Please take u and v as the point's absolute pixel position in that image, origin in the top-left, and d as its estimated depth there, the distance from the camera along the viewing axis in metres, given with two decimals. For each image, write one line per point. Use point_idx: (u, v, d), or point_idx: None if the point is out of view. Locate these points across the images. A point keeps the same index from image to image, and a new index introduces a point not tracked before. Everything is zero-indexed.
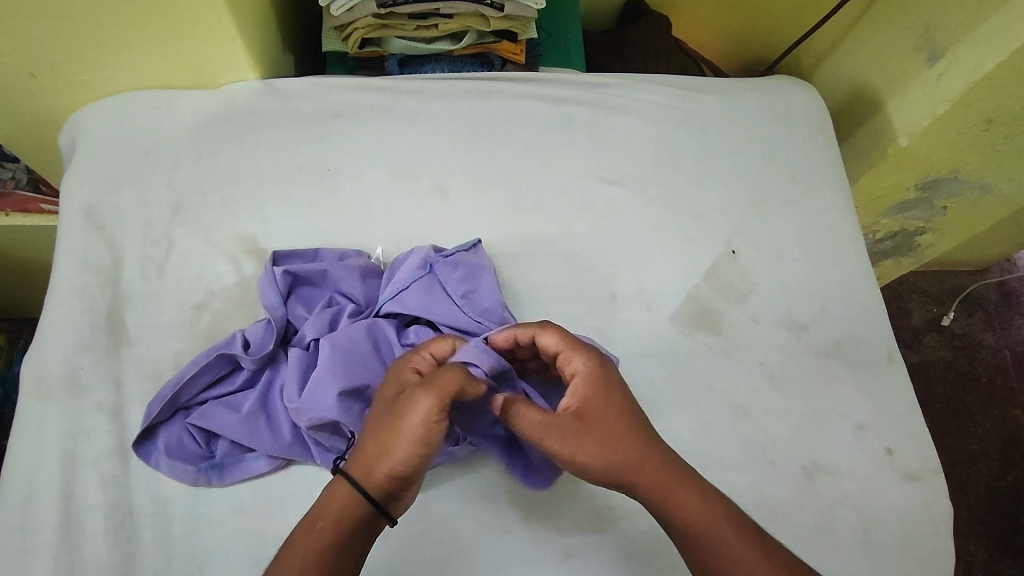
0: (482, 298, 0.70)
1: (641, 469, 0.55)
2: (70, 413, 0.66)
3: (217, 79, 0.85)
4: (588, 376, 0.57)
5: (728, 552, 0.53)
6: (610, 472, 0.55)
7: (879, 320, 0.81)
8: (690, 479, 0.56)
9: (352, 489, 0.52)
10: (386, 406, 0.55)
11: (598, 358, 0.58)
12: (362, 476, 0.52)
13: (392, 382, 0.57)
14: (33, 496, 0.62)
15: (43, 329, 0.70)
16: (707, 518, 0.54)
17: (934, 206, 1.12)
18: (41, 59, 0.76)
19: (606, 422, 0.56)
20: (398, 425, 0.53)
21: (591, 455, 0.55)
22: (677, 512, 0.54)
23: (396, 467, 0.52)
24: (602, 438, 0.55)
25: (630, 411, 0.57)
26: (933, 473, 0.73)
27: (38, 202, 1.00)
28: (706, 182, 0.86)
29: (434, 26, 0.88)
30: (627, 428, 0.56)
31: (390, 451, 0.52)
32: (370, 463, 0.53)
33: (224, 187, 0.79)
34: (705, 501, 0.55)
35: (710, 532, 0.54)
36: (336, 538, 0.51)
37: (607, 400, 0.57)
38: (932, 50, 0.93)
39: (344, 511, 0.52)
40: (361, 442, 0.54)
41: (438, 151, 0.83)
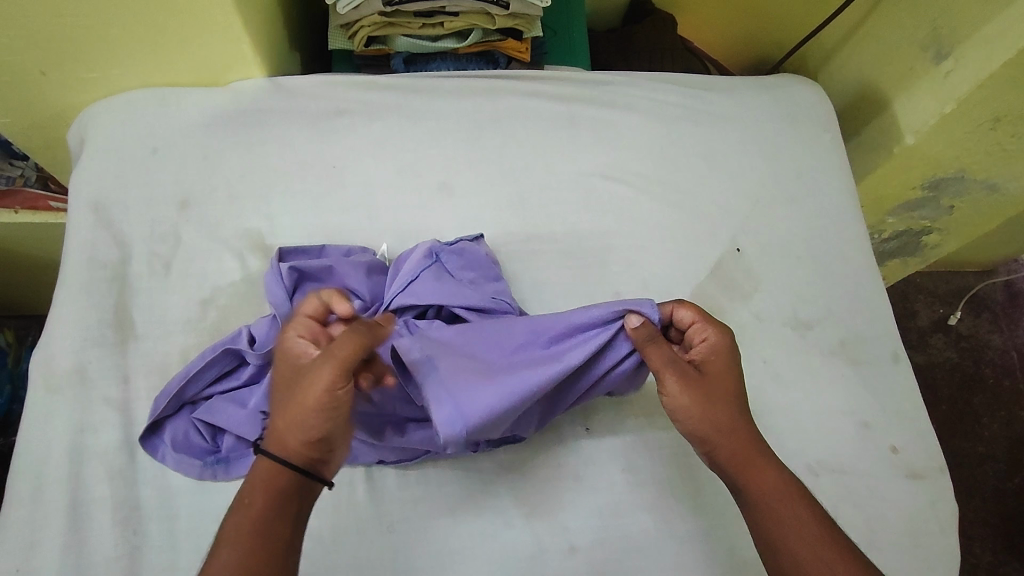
0: (489, 284, 0.71)
1: (728, 434, 0.58)
2: (78, 407, 0.66)
3: (224, 77, 0.86)
4: (717, 346, 0.61)
5: (789, 529, 0.54)
6: (699, 423, 0.58)
7: (884, 318, 0.81)
8: (767, 457, 0.58)
9: (274, 461, 0.53)
10: (289, 384, 0.56)
11: (727, 336, 0.61)
12: (282, 448, 0.53)
13: (294, 361, 0.57)
14: (41, 489, 0.63)
15: (51, 324, 0.71)
16: (779, 493, 0.56)
17: (940, 206, 1.12)
18: (50, 58, 0.77)
19: (722, 385, 0.59)
20: (301, 399, 0.53)
21: (693, 398, 0.58)
22: (751, 481, 0.57)
23: (304, 433, 0.53)
24: (711, 393, 0.59)
25: (738, 388, 0.60)
26: (938, 472, 0.73)
27: (46, 199, 1.01)
28: (711, 180, 0.86)
29: (439, 24, 0.88)
30: (734, 395, 0.60)
31: (298, 422, 0.53)
32: (288, 434, 0.53)
33: (231, 184, 0.80)
34: (779, 482, 0.56)
35: (783, 509, 0.55)
36: (270, 512, 0.52)
37: (727, 369, 0.60)
38: (938, 48, 0.92)
39: (271, 484, 0.53)
40: (273, 421, 0.55)
41: (443, 149, 0.84)
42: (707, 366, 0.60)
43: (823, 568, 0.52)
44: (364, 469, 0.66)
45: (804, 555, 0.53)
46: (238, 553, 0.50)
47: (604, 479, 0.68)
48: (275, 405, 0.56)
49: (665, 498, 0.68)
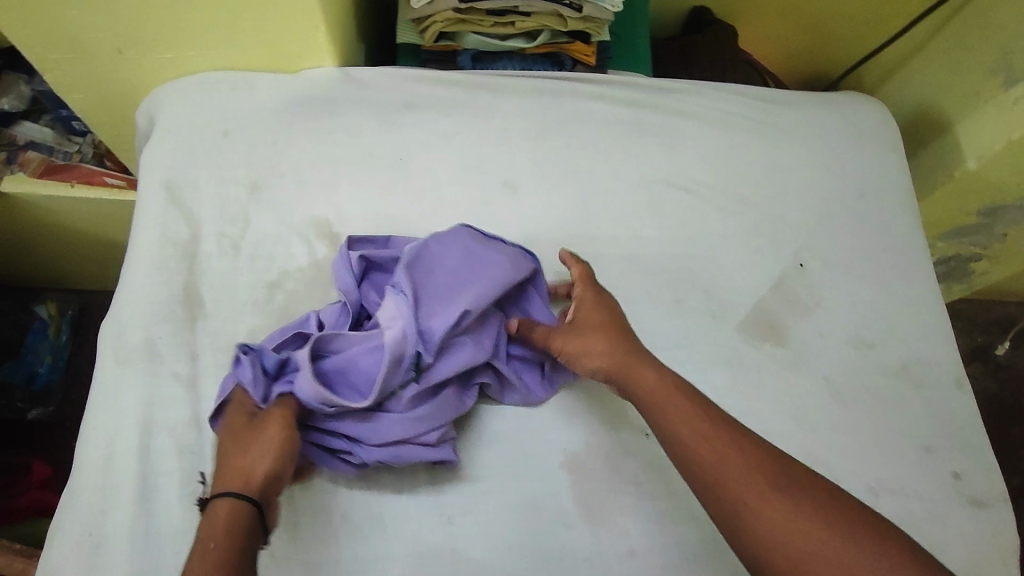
0: (478, 265, 0.68)
1: (607, 356, 0.64)
2: (148, 380, 0.67)
3: (295, 63, 0.87)
4: (585, 297, 0.69)
5: (678, 417, 0.57)
6: (583, 356, 0.65)
7: (946, 342, 0.80)
8: (648, 361, 0.62)
9: (231, 500, 0.53)
10: (235, 429, 0.59)
11: (592, 288, 0.69)
12: (237, 487, 0.54)
13: (232, 411, 0.61)
14: (111, 459, 0.63)
15: (123, 298, 0.72)
16: (660, 392, 0.60)
17: (994, 233, 1.10)
18: (129, 36, 0.78)
19: (594, 317, 0.67)
20: (260, 437, 0.58)
21: (570, 343, 0.65)
22: (637, 385, 0.61)
23: (266, 466, 0.56)
24: (586, 327, 0.66)
25: (613, 320, 0.66)
26: (999, 501, 0.72)
27: (101, 176, 1.03)
28: (775, 193, 0.85)
29: (510, 23, 0.88)
30: (608, 321, 0.66)
31: (257, 459, 0.56)
32: (242, 475, 0.55)
33: (300, 170, 0.81)
34: (663, 379, 0.60)
35: (664, 399, 0.59)
36: (234, 544, 0.51)
37: (598, 311, 0.67)
38: (1009, 73, 0.91)
39: (231, 520, 0.52)
40: (222, 470, 0.56)
41: (509, 148, 0.84)
42: (580, 310, 0.68)
43: (718, 447, 0.54)
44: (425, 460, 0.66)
45: (701, 443, 0.55)
46: None
47: (663, 486, 0.67)
48: (226, 449, 0.58)
49: None
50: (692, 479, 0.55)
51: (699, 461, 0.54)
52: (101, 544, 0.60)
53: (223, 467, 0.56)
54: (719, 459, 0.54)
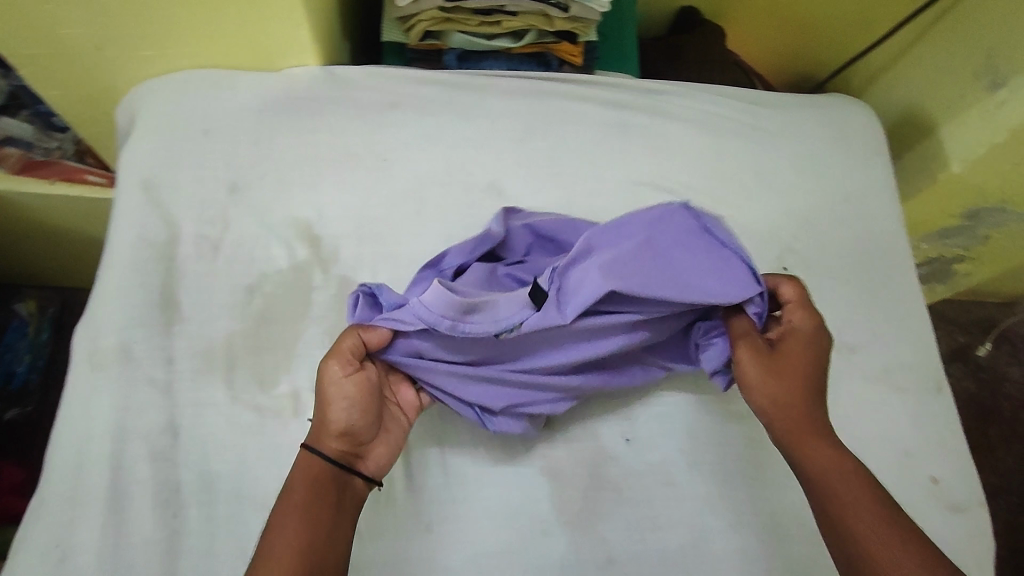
0: (693, 262, 0.64)
1: (785, 408, 0.60)
2: (123, 385, 0.66)
3: (278, 62, 0.85)
4: (800, 327, 0.63)
5: (844, 503, 0.54)
6: (761, 398, 0.61)
7: (927, 347, 0.80)
8: (826, 437, 0.59)
9: (310, 459, 0.56)
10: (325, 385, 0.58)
11: (813, 321, 0.63)
12: (327, 450, 0.57)
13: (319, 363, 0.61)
14: (83, 467, 0.62)
15: (97, 301, 0.71)
16: (834, 471, 0.56)
17: (976, 236, 1.10)
18: (107, 34, 0.77)
19: (795, 361, 0.62)
20: (324, 395, 0.58)
21: (761, 378, 0.61)
22: (807, 458, 0.58)
23: (335, 422, 0.57)
24: (778, 368, 0.61)
25: (814, 367, 0.62)
26: (977, 505, 0.72)
27: (84, 173, 1.02)
28: (760, 196, 0.85)
29: (496, 23, 0.87)
30: (806, 372, 0.61)
31: (326, 416, 0.57)
32: (319, 431, 0.57)
33: (281, 171, 0.80)
34: (838, 457, 0.57)
35: (836, 481, 0.56)
36: (312, 503, 0.54)
37: (802, 351, 0.62)
38: (993, 77, 0.91)
39: (310, 479, 0.55)
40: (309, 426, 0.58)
41: (493, 149, 0.83)
42: (785, 344, 0.63)
43: (884, 545, 0.51)
44: (405, 467, 0.66)
45: (865, 536, 0.52)
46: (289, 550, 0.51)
47: (643, 492, 0.67)
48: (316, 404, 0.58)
49: (704, 515, 0.67)
50: (838, 558, 0.53)
51: (853, 539, 0.52)
52: (71, 553, 0.59)
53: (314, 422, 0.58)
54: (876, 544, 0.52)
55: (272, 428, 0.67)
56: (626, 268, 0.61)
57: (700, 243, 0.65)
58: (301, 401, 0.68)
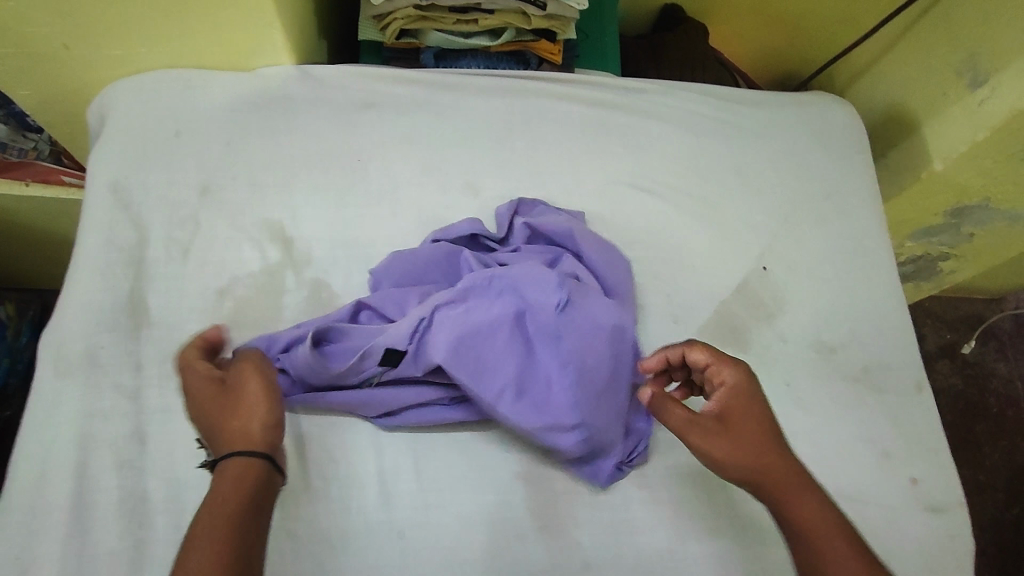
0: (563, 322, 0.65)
1: (766, 467, 0.56)
2: (89, 392, 0.65)
3: (251, 62, 0.84)
4: (733, 382, 0.60)
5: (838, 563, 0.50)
6: (734, 464, 0.56)
7: (907, 346, 0.80)
8: (808, 488, 0.55)
9: (235, 459, 0.51)
10: (216, 396, 0.56)
11: (746, 374, 0.60)
12: (244, 445, 0.52)
13: (206, 377, 0.58)
14: (47, 476, 0.61)
15: (63, 305, 0.70)
16: (823, 530, 0.52)
17: (960, 233, 1.10)
18: (74, 33, 0.75)
19: (747, 423, 0.58)
20: (243, 394, 0.55)
21: (721, 450, 0.56)
22: (795, 517, 0.54)
23: (261, 420, 0.54)
24: (736, 436, 0.57)
25: (769, 421, 0.58)
26: (955, 505, 0.72)
27: (59, 173, 0.99)
28: (739, 196, 0.85)
29: (473, 21, 0.86)
30: (762, 431, 0.57)
31: (248, 415, 0.54)
32: (241, 434, 0.53)
33: (254, 172, 0.78)
34: (824, 511, 0.54)
35: (825, 541, 0.52)
36: (246, 505, 0.49)
37: (747, 410, 0.58)
38: (975, 75, 0.91)
39: (240, 478, 0.50)
40: (218, 432, 0.54)
41: (470, 149, 0.82)
42: (728, 407, 0.59)
43: None
44: (378, 473, 0.65)
45: None
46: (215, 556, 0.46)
47: (619, 496, 0.67)
48: (208, 417, 0.55)
49: (680, 518, 0.67)
50: None
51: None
52: (33, 564, 0.58)
53: (224, 433, 0.54)
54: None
55: None
56: (482, 334, 0.64)
57: (576, 309, 0.66)
58: None
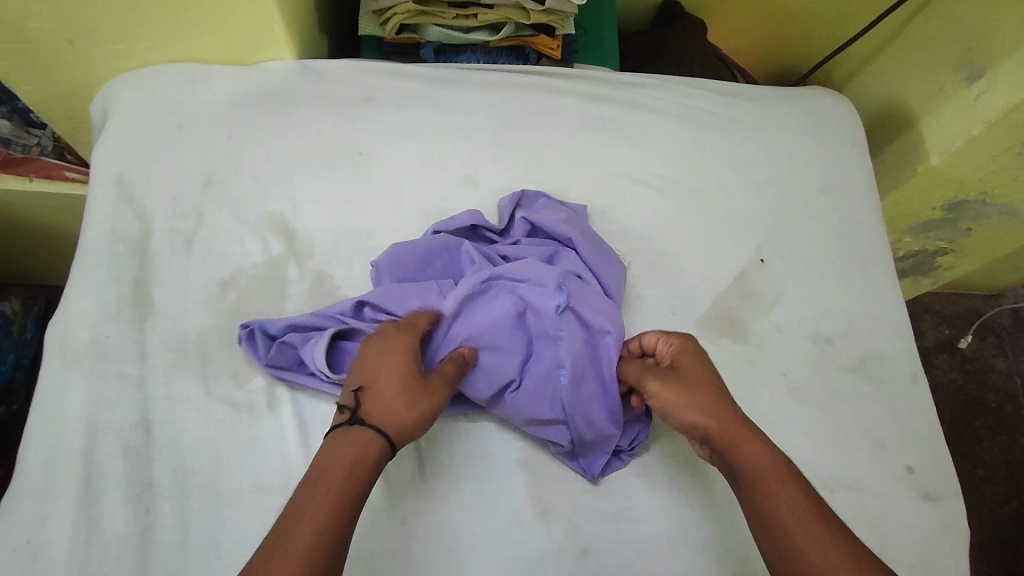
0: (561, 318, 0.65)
1: (714, 414, 0.58)
2: (94, 381, 0.66)
3: (253, 56, 0.85)
4: (687, 345, 0.64)
5: (779, 498, 0.53)
6: (685, 411, 0.59)
7: (904, 338, 0.80)
8: (754, 434, 0.58)
9: (382, 440, 0.53)
10: (407, 373, 0.57)
11: (691, 341, 0.65)
12: (395, 433, 0.54)
13: (411, 348, 0.60)
14: (55, 463, 0.62)
15: (69, 296, 0.70)
16: (767, 469, 0.55)
17: (958, 228, 1.10)
18: (78, 28, 0.76)
19: (702, 376, 0.61)
20: (431, 391, 0.57)
21: (672, 399, 0.60)
22: (741, 456, 0.56)
23: (419, 424, 0.55)
24: (689, 386, 0.60)
25: (716, 376, 0.62)
26: (951, 494, 0.73)
27: (62, 169, 1.00)
28: (737, 189, 0.85)
29: (473, 16, 0.87)
30: (711, 384, 0.61)
31: (416, 409, 0.55)
32: (400, 422, 0.54)
33: (256, 165, 0.79)
34: (768, 453, 0.56)
35: (767, 478, 0.54)
36: (364, 486, 0.51)
37: (697, 365, 0.62)
38: (971, 69, 0.92)
39: (371, 461, 0.52)
40: (384, 402, 0.55)
41: (470, 143, 0.83)
42: (680, 363, 0.63)
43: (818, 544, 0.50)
44: None
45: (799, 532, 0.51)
46: (323, 523, 0.48)
47: (618, 484, 0.68)
48: (382, 385, 0.55)
49: (679, 506, 0.68)
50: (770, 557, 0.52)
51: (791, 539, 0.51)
52: (41, 549, 0.59)
53: (381, 408, 0.54)
54: (810, 542, 0.51)
55: (246, 423, 0.66)
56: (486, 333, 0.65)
57: (579, 303, 0.67)
58: (275, 396, 0.68)
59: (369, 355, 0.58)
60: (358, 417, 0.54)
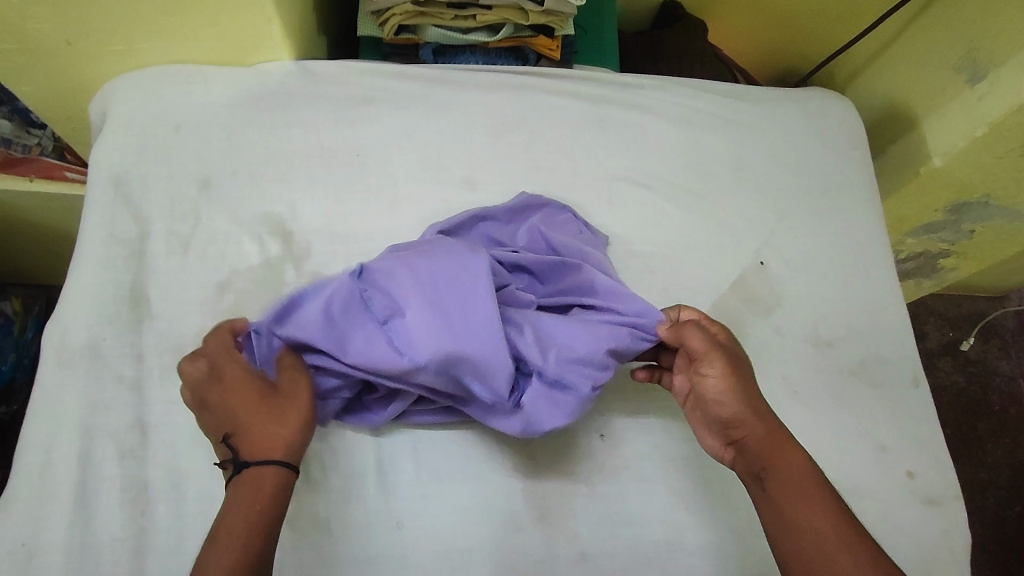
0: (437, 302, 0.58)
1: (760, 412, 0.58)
2: (90, 383, 0.66)
3: (251, 57, 0.85)
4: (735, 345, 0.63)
5: (816, 503, 0.53)
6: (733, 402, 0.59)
7: (905, 341, 0.80)
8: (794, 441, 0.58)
9: (269, 467, 0.53)
10: (257, 397, 0.56)
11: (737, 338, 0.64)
12: (274, 454, 0.53)
13: (243, 372, 0.57)
14: (50, 465, 0.62)
15: (67, 298, 0.70)
16: (805, 474, 0.55)
17: (961, 230, 1.10)
18: (76, 29, 0.76)
19: (750, 380, 0.60)
20: (289, 402, 0.56)
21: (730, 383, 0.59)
22: (781, 458, 0.56)
23: (298, 434, 0.55)
24: (740, 388, 0.59)
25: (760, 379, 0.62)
26: (952, 499, 0.72)
27: (62, 169, 0.99)
28: (737, 191, 0.85)
29: (471, 17, 0.87)
30: (756, 390, 0.60)
31: (285, 424, 0.55)
32: (277, 444, 0.54)
33: (253, 167, 0.79)
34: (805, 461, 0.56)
35: (806, 482, 0.55)
36: (272, 516, 0.52)
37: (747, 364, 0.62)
38: (973, 70, 0.91)
39: (274, 488, 0.52)
40: (253, 435, 0.54)
41: (468, 144, 0.83)
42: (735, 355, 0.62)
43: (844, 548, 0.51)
44: (375, 463, 0.65)
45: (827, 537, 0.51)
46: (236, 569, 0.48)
47: (615, 487, 0.67)
48: (246, 422, 0.54)
49: (677, 510, 0.67)
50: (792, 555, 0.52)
51: (823, 541, 0.51)
52: (37, 552, 0.59)
53: (253, 441, 0.54)
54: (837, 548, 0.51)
55: None
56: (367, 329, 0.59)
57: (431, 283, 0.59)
58: None
59: (213, 399, 0.56)
60: (238, 461, 0.53)
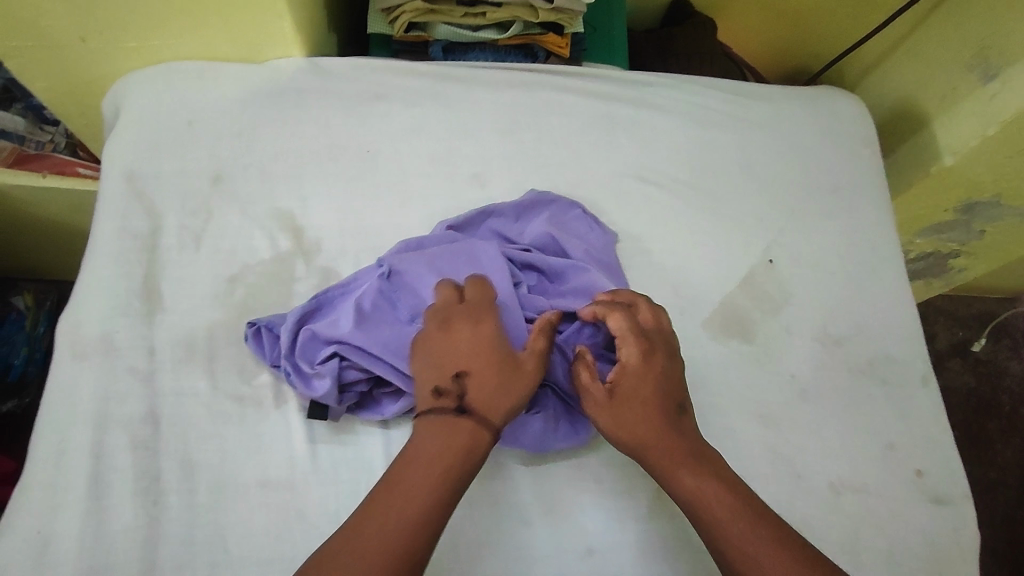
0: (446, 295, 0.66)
1: (651, 445, 0.58)
2: (104, 375, 0.66)
3: (263, 54, 0.86)
4: (630, 362, 0.61)
5: (722, 529, 0.54)
6: (626, 440, 0.59)
7: (915, 339, 0.79)
8: (693, 461, 0.58)
9: (480, 425, 0.56)
10: (500, 354, 0.60)
11: (642, 347, 0.62)
12: (489, 417, 0.57)
13: (496, 326, 0.61)
14: (64, 455, 0.63)
15: (81, 291, 0.71)
16: (707, 499, 0.56)
17: (971, 230, 1.09)
18: (90, 25, 0.77)
19: (640, 405, 0.59)
20: (522, 372, 0.59)
21: (615, 425, 0.59)
22: (680, 491, 0.57)
23: (515, 405, 0.58)
24: (626, 419, 0.59)
25: (658, 395, 0.60)
26: (961, 498, 0.72)
27: (75, 165, 1.01)
28: (746, 189, 0.85)
29: (481, 14, 0.87)
30: (654, 410, 0.59)
31: (510, 393, 0.58)
32: (498, 407, 0.58)
33: (265, 163, 0.80)
34: (704, 482, 0.56)
35: (707, 510, 0.55)
36: (463, 472, 0.55)
37: (640, 385, 0.60)
38: (986, 68, 0.90)
39: (474, 447, 0.56)
40: (481, 386, 0.58)
41: (478, 141, 0.83)
42: (621, 382, 0.61)
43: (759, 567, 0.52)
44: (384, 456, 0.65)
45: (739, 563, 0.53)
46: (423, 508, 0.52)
47: (623, 483, 0.67)
48: (483, 372, 0.58)
49: None
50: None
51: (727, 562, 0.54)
52: (52, 540, 0.59)
53: (478, 393, 0.58)
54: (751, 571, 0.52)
55: (253, 417, 0.67)
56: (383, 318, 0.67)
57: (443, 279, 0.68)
58: (282, 390, 0.68)
59: (459, 336, 0.61)
60: (466, 403, 0.57)
